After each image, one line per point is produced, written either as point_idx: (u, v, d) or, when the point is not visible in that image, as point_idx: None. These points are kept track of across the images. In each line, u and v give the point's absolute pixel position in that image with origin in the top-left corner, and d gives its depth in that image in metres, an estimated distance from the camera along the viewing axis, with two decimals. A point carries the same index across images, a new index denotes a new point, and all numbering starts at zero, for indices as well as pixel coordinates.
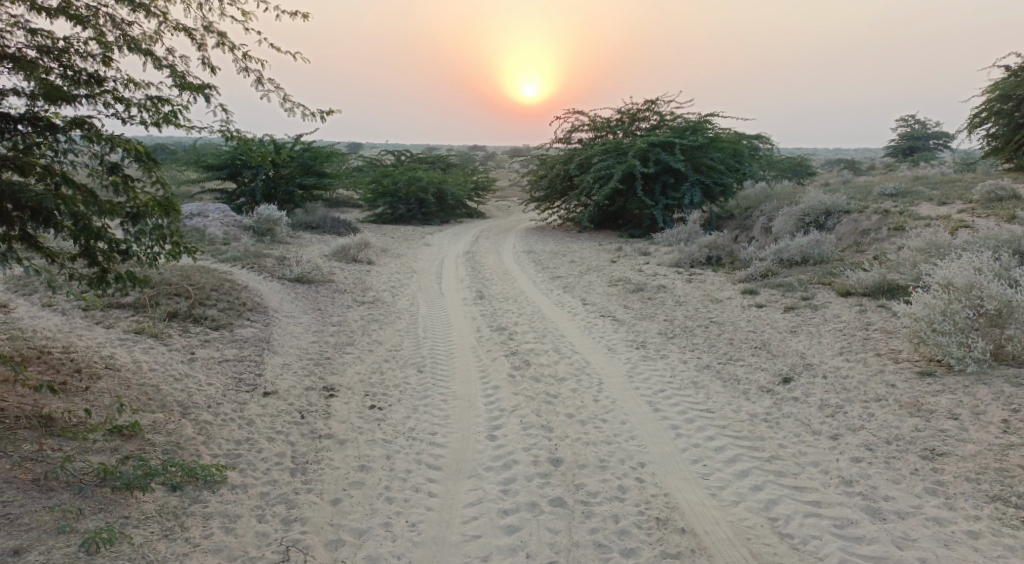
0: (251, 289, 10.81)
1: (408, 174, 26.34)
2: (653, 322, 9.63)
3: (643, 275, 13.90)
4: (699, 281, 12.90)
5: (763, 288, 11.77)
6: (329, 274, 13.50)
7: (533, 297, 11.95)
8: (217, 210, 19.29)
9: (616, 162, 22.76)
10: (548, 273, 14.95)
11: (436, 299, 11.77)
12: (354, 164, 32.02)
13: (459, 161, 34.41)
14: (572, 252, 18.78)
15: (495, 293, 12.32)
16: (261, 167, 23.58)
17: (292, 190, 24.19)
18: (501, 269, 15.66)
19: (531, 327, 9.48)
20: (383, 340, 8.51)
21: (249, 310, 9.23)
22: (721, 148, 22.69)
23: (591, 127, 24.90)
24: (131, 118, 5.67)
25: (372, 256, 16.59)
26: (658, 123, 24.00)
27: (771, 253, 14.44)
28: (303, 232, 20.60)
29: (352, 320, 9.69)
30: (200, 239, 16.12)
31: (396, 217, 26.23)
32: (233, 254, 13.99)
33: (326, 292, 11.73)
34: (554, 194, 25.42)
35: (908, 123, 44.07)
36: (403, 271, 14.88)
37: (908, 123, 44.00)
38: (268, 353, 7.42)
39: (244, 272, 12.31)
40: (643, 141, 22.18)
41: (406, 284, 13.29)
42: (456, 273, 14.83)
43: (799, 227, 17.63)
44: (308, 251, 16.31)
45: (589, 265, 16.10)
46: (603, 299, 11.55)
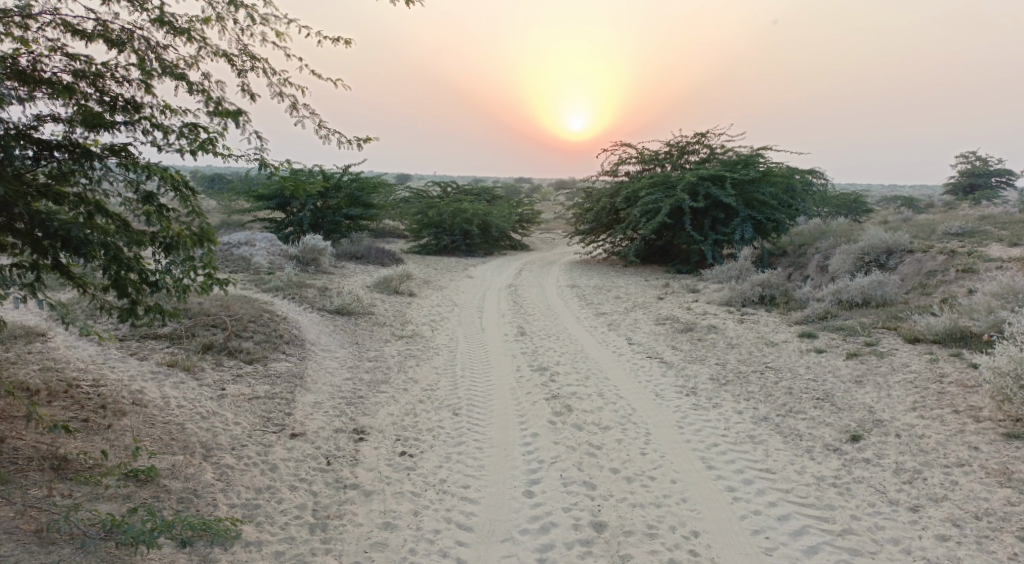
0: (289, 320, 10.65)
1: (454, 206, 26.33)
2: (704, 366, 9.11)
3: (692, 314, 13.36)
4: (752, 321, 12.31)
5: (821, 331, 11.13)
6: (370, 306, 13.34)
7: (576, 335, 11.51)
8: (265, 239, 19.46)
9: (665, 196, 22.30)
10: (593, 309, 14.51)
11: (476, 334, 11.45)
12: (401, 195, 32.25)
13: (505, 193, 34.42)
14: (618, 288, 18.31)
15: (537, 330, 11.93)
16: (310, 197, 23.84)
17: (338, 220, 24.38)
18: (544, 304, 15.28)
19: (575, 367, 9.05)
20: (419, 378, 8.18)
21: (285, 343, 9.02)
22: (774, 183, 22.05)
23: (639, 160, 24.55)
24: (168, 145, 5.53)
25: (414, 288, 16.42)
26: (708, 156, 23.51)
27: (829, 293, 13.75)
28: (347, 262, 20.64)
29: (389, 355, 9.40)
30: (245, 268, 16.20)
31: (440, 248, 26.18)
32: (275, 283, 13.97)
33: (365, 325, 11.52)
34: (600, 228, 25.06)
35: (970, 160, 42.52)
36: (444, 304, 14.62)
37: (970, 160, 42.43)
38: (300, 390, 7.15)
39: (285, 302, 12.20)
40: (693, 175, 21.70)
41: (447, 318, 13.01)
42: (498, 307, 14.51)
43: (858, 267, 16.86)
44: (351, 282, 16.25)
45: (635, 302, 15.59)
46: (651, 339, 11.07)
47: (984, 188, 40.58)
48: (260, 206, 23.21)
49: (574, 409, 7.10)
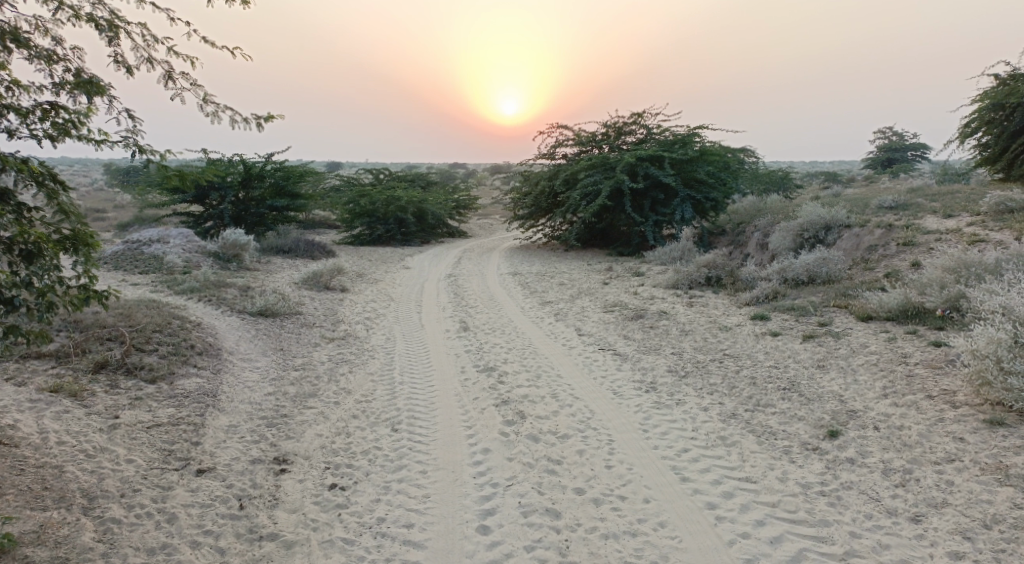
0: (205, 327, 9.59)
1: (386, 194, 25.29)
2: (660, 356, 8.58)
3: (639, 299, 12.86)
4: (701, 304, 11.88)
5: (773, 312, 10.77)
6: (297, 304, 12.36)
7: (522, 328, 10.83)
8: (180, 235, 18.10)
9: (603, 178, 21.82)
10: (537, 298, 13.88)
11: (415, 331, 10.63)
12: (331, 184, 30.89)
13: (440, 180, 33.43)
14: (560, 273, 17.76)
15: (480, 323, 11.20)
16: (230, 189, 22.48)
17: (263, 213, 23.03)
18: (486, 294, 14.52)
19: (523, 365, 8.37)
20: (351, 388, 7.33)
21: (195, 355, 8.02)
22: (711, 161, 21.84)
23: (575, 141, 24.00)
24: (25, 129, 4.53)
25: (346, 283, 15.44)
26: (645, 136, 23.14)
27: (776, 272, 13.45)
28: (274, 257, 19.43)
29: (317, 361, 8.50)
30: (157, 269, 14.93)
31: (374, 238, 25.11)
32: (191, 285, 12.81)
33: (291, 327, 10.54)
34: (539, 212, 24.46)
35: (886, 136, 43.89)
36: (379, 299, 13.72)
37: (887, 136, 43.72)
38: (211, 413, 6.22)
39: (201, 306, 11.10)
40: (631, 155, 21.27)
41: (383, 314, 12.13)
42: (438, 300, 13.69)
43: (799, 244, 16.76)
44: (277, 279, 15.13)
45: (580, 288, 15.01)
46: (600, 328, 10.49)
47: (901, 162, 41.86)
48: (175, 200, 21.69)
49: (527, 414, 6.43)
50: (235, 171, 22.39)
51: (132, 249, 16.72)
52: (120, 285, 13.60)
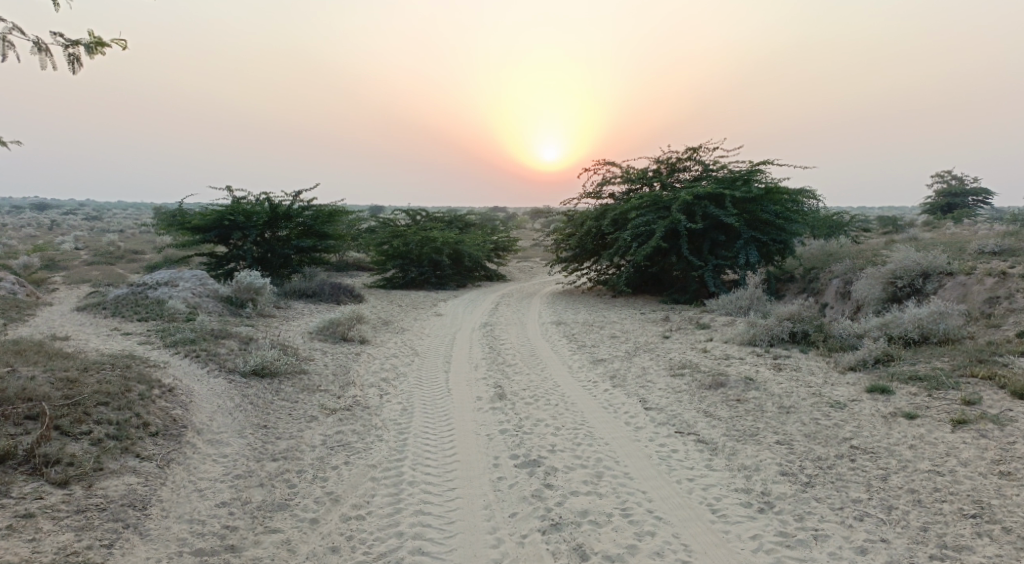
0: (179, 395, 7.72)
1: (420, 234, 23.63)
2: (763, 446, 6.42)
3: (712, 360, 10.66)
4: (794, 371, 9.65)
5: (894, 383, 8.46)
6: (304, 360, 10.45)
7: (571, 396, 8.73)
8: (195, 277, 16.55)
9: (657, 218, 19.74)
10: (587, 355, 11.77)
11: (439, 399, 8.60)
12: (364, 224, 29.36)
13: (479, 221, 31.63)
14: (611, 324, 15.64)
15: (520, 389, 9.12)
16: (254, 229, 20.86)
17: (288, 254, 21.51)
18: (527, 348, 12.45)
19: (574, 455, 6.29)
20: (339, 492, 5.33)
21: (142, 439, 6.08)
22: (778, 200, 19.65)
23: (622, 178, 22.10)
24: None
25: (367, 333, 13.54)
26: (701, 173, 21.10)
27: (878, 329, 11.13)
28: (296, 303, 17.77)
29: (306, 444, 6.50)
30: (157, 316, 13.26)
31: (407, 282, 23.39)
32: (186, 337, 11.03)
33: (288, 392, 8.59)
34: (584, 254, 22.44)
35: (945, 179, 41.02)
36: (402, 354, 11.74)
37: (947, 179, 40.72)
38: (122, 546, 4.42)
39: (185, 363, 9.25)
40: (687, 192, 19.21)
41: (404, 374, 10.14)
42: (471, 356, 11.63)
43: (891, 294, 14.42)
44: (290, 329, 13.30)
45: (637, 343, 12.84)
46: (670, 399, 8.32)
47: (963, 206, 38.70)
48: (196, 240, 20.16)
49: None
50: (262, 211, 20.92)
51: (137, 293, 15.16)
52: (112, 335, 11.92)
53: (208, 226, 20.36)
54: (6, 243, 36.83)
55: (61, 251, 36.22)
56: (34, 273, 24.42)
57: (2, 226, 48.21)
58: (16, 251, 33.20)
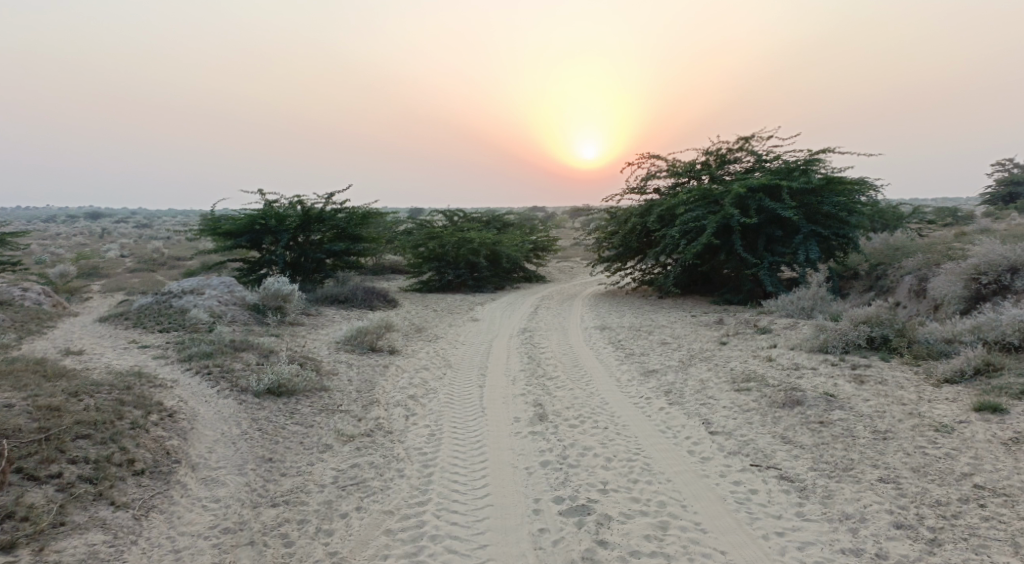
0: (179, 421, 6.88)
1: (456, 236, 22.73)
2: (863, 487, 5.30)
3: (780, 371, 9.45)
4: (879, 384, 8.39)
5: (1007, 399, 7.15)
6: (327, 375, 9.59)
7: (623, 417, 7.62)
8: (223, 284, 15.89)
9: (706, 212, 18.47)
10: (637, 364, 10.67)
11: (471, 421, 7.60)
12: (400, 226, 28.57)
13: (517, 220, 30.60)
14: (660, 328, 14.47)
15: (563, 408, 8.06)
16: (286, 232, 20.12)
17: (320, 258, 20.81)
18: (569, 358, 11.36)
19: (630, 498, 5.21)
20: (345, 552, 4.65)
21: (122, 480, 5.24)
22: (839, 191, 18.19)
23: (668, 172, 20.90)
24: None
25: (398, 342, 12.64)
26: (753, 164, 19.75)
27: (973, 331, 9.72)
28: (327, 309, 16.99)
29: (314, 484, 5.57)
30: (179, 326, 12.59)
31: (443, 285, 22.46)
32: (202, 349, 10.26)
33: (304, 414, 7.69)
34: (628, 253, 21.25)
35: (1005, 169, 38.47)
36: (434, 366, 10.78)
37: (1007, 168, 38.20)
38: None
39: (195, 380, 8.42)
40: (739, 184, 17.88)
41: (435, 390, 9.17)
42: (509, 367, 10.60)
43: (973, 292, 12.93)
44: (317, 339, 12.47)
45: (691, 351, 11.64)
46: (739, 420, 7.17)
47: None
48: (226, 246, 19.54)
49: None
50: (293, 214, 20.28)
51: (161, 302, 14.48)
52: (128, 347, 11.24)
53: (238, 231, 19.72)
54: (52, 252, 37.15)
55: (105, 259, 36.38)
56: (70, 282, 24.19)
57: (51, 236, 49.04)
58: (60, 260, 33.38)
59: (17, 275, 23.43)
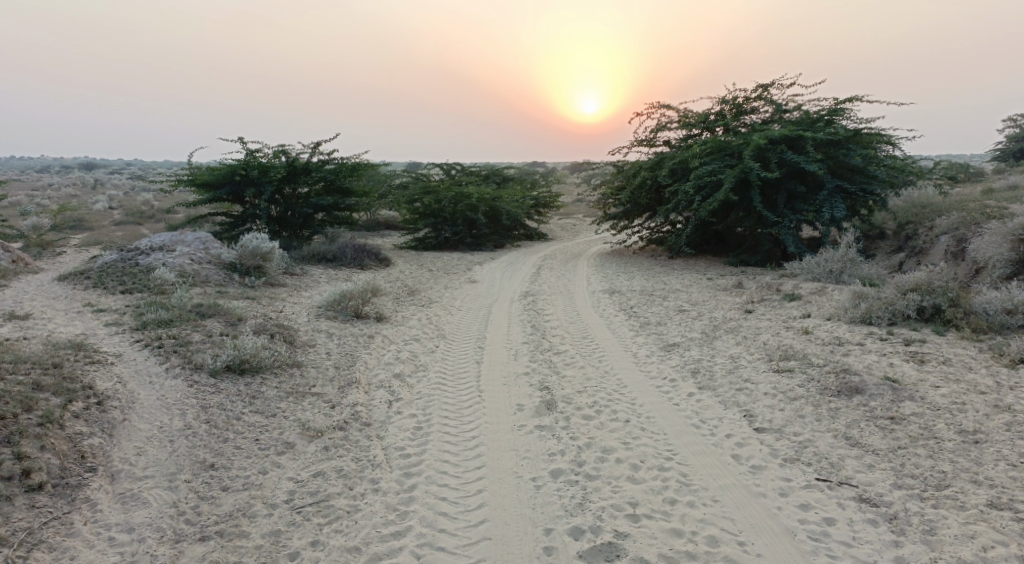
0: (108, 411, 5.62)
1: (453, 190, 21.39)
2: (973, 519, 4.25)
3: (823, 347, 8.21)
4: (944, 367, 7.15)
5: None
6: (302, 347, 8.36)
7: (646, 405, 6.39)
8: (197, 240, 14.51)
9: (723, 166, 17.03)
10: (654, 336, 9.44)
11: (465, 410, 6.38)
12: (395, 179, 27.02)
13: (518, 174, 29.10)
14: (674, 292, 13.24)
15: (573, 392, 6.83)
16: (270, 184, 18.62)
17: (308, 213, 19.39)
18: (577, 327, 10.13)
19: (670, 532, 4.28)
20: None
21: (8, 500, 4.20)
22: (868, 144, 16.73)
23: (680, 122, 19.41)
24: None
25: (386, 307, 11.36)
26: (773, 115, 18.26)
27: None
28: (313, 268, 15.68)
29: (263, 505, 4.53)
30: (143, 286, 11.32)
31: (440, 243, 21.08)
32: (160, 315, 9.00)
33: (266, 399, 6.46)
34: (637, 209, 19.87)
35: (1018, 125, 37.01)
36: (424, 336, 9.51)
37: (1022, 123, 36.71)
38: None
39: (142, 356, 7.16)
40: (760, 135, 16.42)
41: (424, 368, 7.91)
42: (509, 339, 9.33)
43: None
44: (297, 304, 11.20)
45: (714, 320, 10.37)
46: (788, 413, 5.94)
47: None
48: (205, 199, 18.07)
49: None
50: (277, 165, 18.80)
51: (126, 260, 13.11)
52: (82, 311, 9.98)
53: (218, 181, 18.20)
54: (38, 205, 35.79)
55: (91, 211, 34.98)
56: (45, 236, 22.84)
57: (40, 186, 47.46)
58: (42, 211, 31.97)
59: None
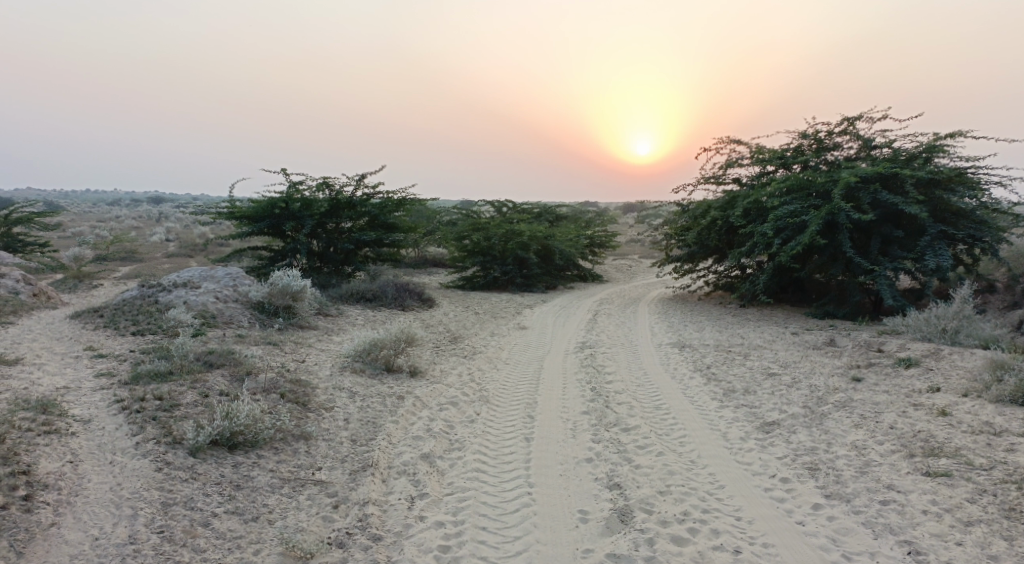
0: (35, 512, 4.28)
1: (505, 227, 20.01)
2: None
3: (973, 439, 6.34)
4: None
5: None
6: (318, 412, 6.90)
7: (756, 523, 4.73)
8: (227, 275, 13.32)
9: (806, 206, 15.20)
10: (745, 410, 7.65)
11: (510, 522, 4.84)
12: (444, 215, 25.74)
13: (573, 213, 27.55)
14: (756, 350, 11.40)
15: (653, 494, 5.16)
16: (311, 218, 17.48)
17: (350, 249, 18.17)
18: (648, 393, 8.43)
19: None
20: None
21: None
22: (975, 185, 14.69)
23: (753, 159, 17.70)
24: None
25: (423, 360, 9.85)
26: (860, 151, 16.38)
27: None
28: (350, 309, 14.37)
29: None
30: (155, 327, 10.10)
31: (488, 283, 19.59)
32: (159, 366, 7.67)
33: (256, 490, 4.99)
34: (706, 252, 18.05)
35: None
36: (464, 400, 7.93)
37: None
38: None
39: (114, 423, 5.78)
40: (851, 172, 14.56)
41: (460, 446, 6.32)
42: (566, 407, 7.68)
43: None
44: (322, 353, 9.80)
45: (815, 390, 8.51)
46: (972, 552, 4.36)
47: None
48: (244, 231, 16.99)
49: None
50: (319, 198, 17.70)
51: (145, 297, 11.98)
52: (80, 356, 8.76)
53: (257, 214, 17.12)
54: (98, 236, 35.96)
55: (145, 244, 34.77)
56: (86, 266, 22.15)
57: (107, 217, 48.28)
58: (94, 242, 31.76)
59: (31, 256, 21.48)
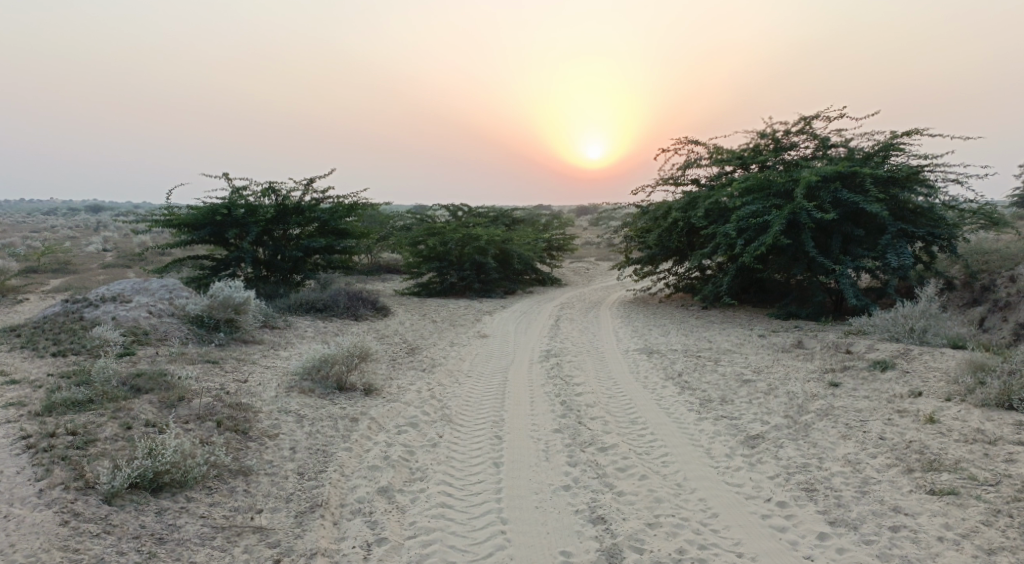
0: None
1: (461, 231, 19.37)
2: None
3: (967, 449, 5.98)
4: None
5: None
6: (259, 441, 6.15)
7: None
8: (162, 287, 12.34)
9: (768, 206, 14.97)
10: (726, 422, 7.16)
11: None
12: (398, 220, 24.92)
13: (530, 217, 27.03)
14: (725, 354, 11.01)
15: (641, 531, 4.62)
16: (256, 224, 16.52)
17: (299, 256, 17.27)
18: (620, 405, 7.89)
19: None
20: None
21: None
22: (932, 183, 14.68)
23: (712, 159, 17.44)
24: None
25: (378, 376, 9.14)
26: (818, 150, 16.27)
27: None
28: (298, 321, 13.54)
29: None
30: (78, 347, 9.16)
31: (445, 289, 18.90)
32: (78, 392, 6.80)
33: (182, 548, 4.31)
34: (668, 253, 17.71)
35: None
36: (424, 420, 7.26)
37: None
38: None
39: (14, 464, 4.94)
40: (812, 171, 14.37)
41: (421, 475, 5.67)
42: (535, 424, 7.08)
43: None
44: (266, 371, 9.01)
45: (794, 397, 8.10)
46: None
47: None
48: (183, 240, 15.93)
49: None
50: (265, 203, 16.75)
51: (70, 313, 10.94)
52: None
53: (197, 221, 16.09)
54: (29, 247, 33.92)
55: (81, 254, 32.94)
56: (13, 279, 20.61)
57: (41, 227, 45.84)
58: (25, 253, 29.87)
59: None
